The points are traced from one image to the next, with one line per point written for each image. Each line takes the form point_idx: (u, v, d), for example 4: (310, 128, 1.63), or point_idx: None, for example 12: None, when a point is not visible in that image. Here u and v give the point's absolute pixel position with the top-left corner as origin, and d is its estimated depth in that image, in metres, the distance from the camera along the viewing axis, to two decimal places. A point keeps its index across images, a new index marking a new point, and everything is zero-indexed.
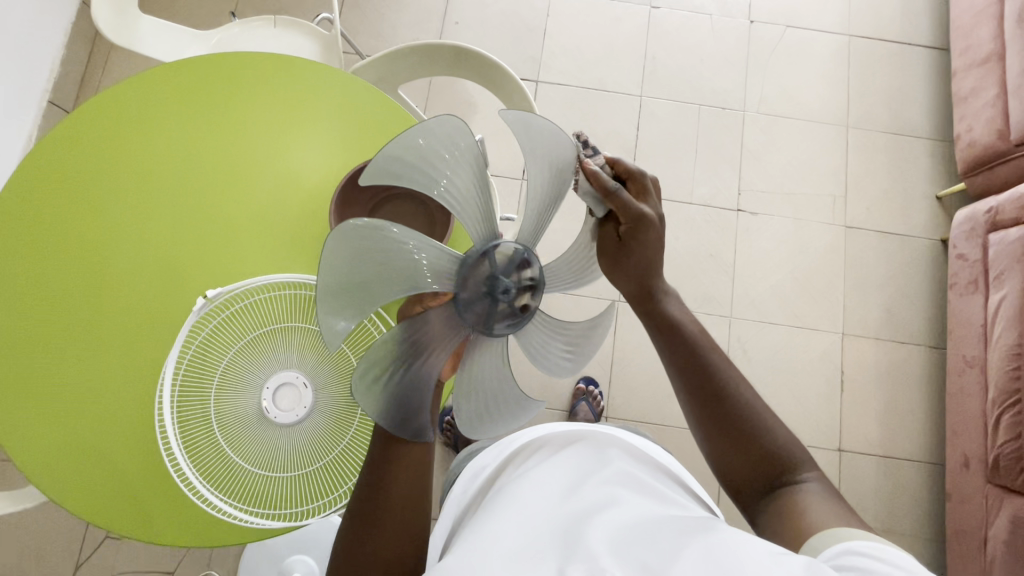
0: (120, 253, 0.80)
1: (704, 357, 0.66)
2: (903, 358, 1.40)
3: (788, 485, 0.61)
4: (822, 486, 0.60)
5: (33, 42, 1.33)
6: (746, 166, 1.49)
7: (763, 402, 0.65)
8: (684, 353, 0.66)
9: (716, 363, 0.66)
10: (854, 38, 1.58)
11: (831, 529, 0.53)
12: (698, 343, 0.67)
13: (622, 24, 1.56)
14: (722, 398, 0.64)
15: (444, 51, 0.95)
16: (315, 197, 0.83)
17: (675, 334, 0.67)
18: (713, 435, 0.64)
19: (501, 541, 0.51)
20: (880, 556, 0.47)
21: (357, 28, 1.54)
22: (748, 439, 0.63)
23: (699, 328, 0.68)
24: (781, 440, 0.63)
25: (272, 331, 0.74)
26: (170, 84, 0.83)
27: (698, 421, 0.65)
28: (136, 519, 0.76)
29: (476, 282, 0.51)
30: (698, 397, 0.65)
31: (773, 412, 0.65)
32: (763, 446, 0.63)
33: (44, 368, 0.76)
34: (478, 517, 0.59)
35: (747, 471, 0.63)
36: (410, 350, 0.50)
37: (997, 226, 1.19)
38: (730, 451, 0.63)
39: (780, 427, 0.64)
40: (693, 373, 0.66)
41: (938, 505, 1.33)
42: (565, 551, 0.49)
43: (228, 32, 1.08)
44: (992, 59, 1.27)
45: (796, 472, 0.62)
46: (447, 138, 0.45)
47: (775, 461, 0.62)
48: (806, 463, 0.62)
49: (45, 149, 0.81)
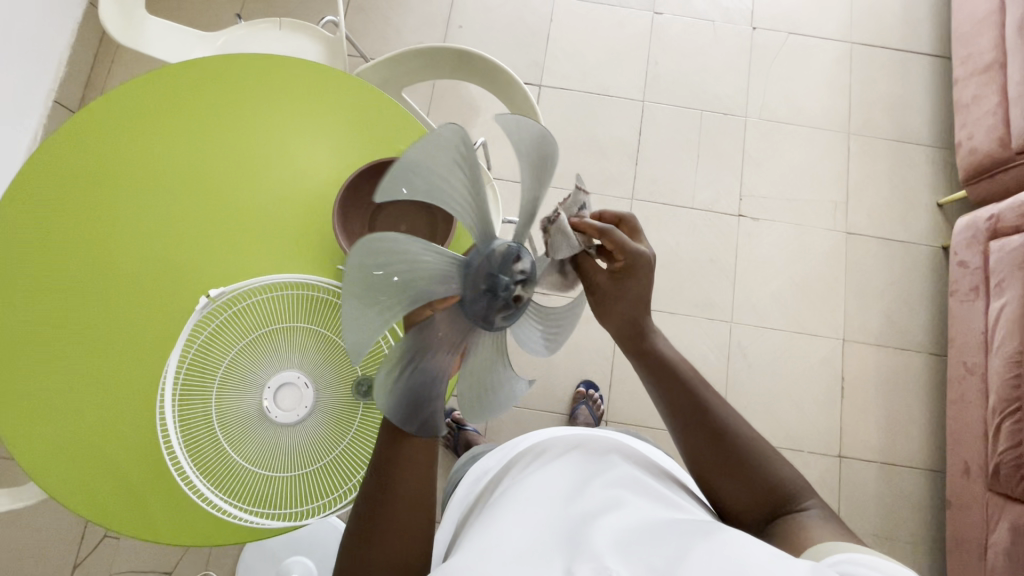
0: (124, 251, 0.80)
1: (702, 398, 0.66)
2: (903, 364, 1.40)
3: (789, 514, 0.60)
4: (824, 515, 0.60)
5: (39, 41, 1.34)
6: (748, 172, 1.50)
7: (762, 439, 0.65)
8: (682, 393, 0.66)
9: (711, 402, 0.66)
10: (856, 45, 1.59)
11: (828, 542, 0.54)
12: (694, 384, 0.67)
13: (624, 29, 1.57)
14: (723, 435, 0.64)
15: (447, 55, 0.95)
16: (319, 197, 0.83)
17: (669, 377, 0.67)
18: (714, 470, 0.63)
19: (505, 546, 0.51)
20: (878, 567, 0.48)
21: (361, 31, 1.55)
22: (751, 472, 0.62)
23: (694, 370, 0.68)
24: (781, 472, 0.63)
25: (274, 331, 0.75)
26: (176, 85, 0.84)
27: (695, 457, 0.65)
28: (136, 518, 0.76)
29: (478, 283, 0.47)
30: (698, 434, 0.64)
31: (775, 451, 0.64)
32: (765, 479, 0.62)
33: (47, 364, 0.77)
34: (482, 519, 0.59)
35: (748, 505, 0.62)
36: (422, 357, 0.46)
37: (998, 233, 1.19)
38: (733, 482, 0.62)
39: (782, 463, 0.64)
40: (691, 410, 0.65)
41: (938, 512, 1.33)
42: (569, 552, 0.49)
43: (233, 33, 1.09)
44: (993, 68, 1.27)
45: (796, 501, 0.61)
46: (448, 153, 0.43)
47: (776, 493, 0.62)
48: (805, 492, 0.62)
49: (50, 149, 0.82)
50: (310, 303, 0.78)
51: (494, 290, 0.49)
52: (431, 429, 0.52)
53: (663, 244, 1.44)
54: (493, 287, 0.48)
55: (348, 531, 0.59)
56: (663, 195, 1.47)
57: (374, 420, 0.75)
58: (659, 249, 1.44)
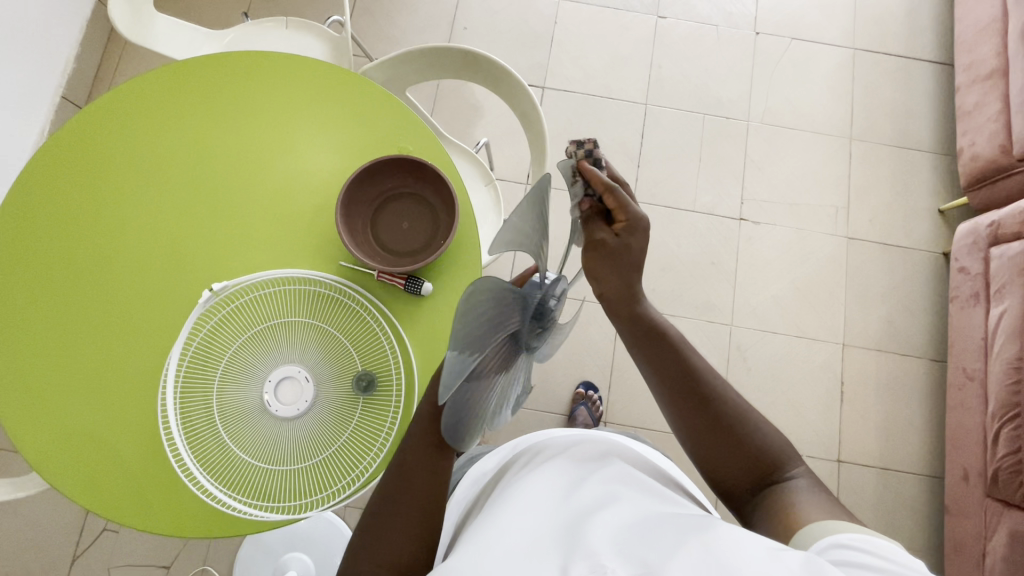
0: (130, 243, 0.81)
1: (692, 364, 0.66)
2: (903, 370, 1.40)
3: (778, 481, 0.62)
4: (809, 480, 0.62)
5: (48, 37, 1.36)
6: (750, 176, 1.50)
7: (749, 404, 0.66)
8: (671, 362, 0.66)
9: (702, 367, 0.66)
10: (859, 51, 1.59)
11: (813, 525, 0.55)
12: (683, 352, 0.66)
13: (628, 33, 1.58)
14: (711, 403, 0.65)
15: (451, 54, 0.96)
16: (323, 192, 0.83)
17: (660, 344, 0.66)
18: (703, 442, 0.65)
19: (503, 546, 0.52)
20: (872, 550, 0.48)
21: (367, 32, 1.57)
22: (738, 440, 0.64)
23: (680, 335, 0.67)
24: (766, 438, 0.64)
25: (275, 326, 0.77)
26: (183, 82, 0.85)
27: (685, 424, 0.65)
28: (134, 509, 0.75)
29: (532, 310, 0.49)
30: (688, 406, 0.65)
31: (759, 413, 0.66)
32: (753, 447, 0.64)
33: (49, 358, 0.78)
34: (480, 517, 0.59)
35: (737, 474, 0.64)
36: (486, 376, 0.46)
37: (998, 240, 1.20)
38: (720, 451, 0.64)
39: (766, 426, 0.66)
40: (681, 381, 0.65)
41: (937, 518, 1.32)
42: (567, 548, 0.50)
43: (240, 31, 1.10)
44: (995, 75, 1.28)
45: (783, 468, 0.63)
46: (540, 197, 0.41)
47: (765, 460, 0.63)
48: (790, 457, 0.64)
49: (59, 143, 0.83)
50: (310, 299, 0.78)
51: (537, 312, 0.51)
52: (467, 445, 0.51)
53: (664, 246, 1.45)
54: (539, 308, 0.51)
55: (356, 532, 0.62)
56: (664, 198, 1.48)
57: (374, 414, 0.76)
58: (659, 252, 1.45)
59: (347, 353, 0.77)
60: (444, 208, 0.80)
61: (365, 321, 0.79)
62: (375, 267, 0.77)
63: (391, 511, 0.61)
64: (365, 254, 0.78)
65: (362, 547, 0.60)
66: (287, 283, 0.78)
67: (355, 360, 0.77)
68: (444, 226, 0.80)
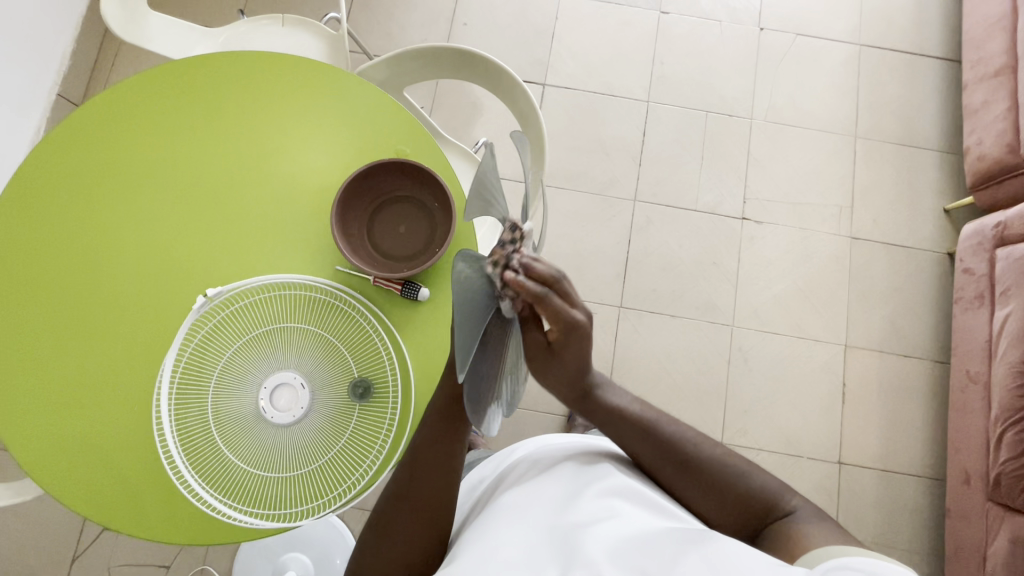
0: (123, 248, 0.80)
1: (659, 435, 0.67)
2: (905, 371, 1.39)
3: (776, 521, 0.62)
4: (809, 509, 0.62)
5: (43, 35, 1.35)
6: (753, 175, 1.48)
7: (730, 451, 0.66)
8: (640, 432, 0.67)
9: (671, 430, 0.67)
10: (865, 47, 1.57)
11: (818, 549, 0.54)
12: (644, 421, 0.68)
13: (630, 28, 1.56)
14: (690, 463, 0.65)
15: (449, 54, 0.94)
16: (317, 195, 0.82)
17: (624, 421, 0.68)
18: (689, 494, 0.64)
19: (501, 561, 0.51)
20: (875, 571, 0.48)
21: (365, 28, 1.55)
22: (727, 487, 0.63)
23: (641, 406, 0.70)
24: (756, 479, 0.64)
25: (271, 332, 0.76)
26: (175, 82, 0.84)
27: (670, 485, 0.65)
28: (131, 515, 0.75)
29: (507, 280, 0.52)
30: (666, 469, 0.66)
31: (742, 457, 0.66)
32: (745, 488, 0.63)
33: (42, 362, 0.77)
34: (475, 531, 0.58)
35: (735, 518, 0.63)
36: (485, 352, 0.49)
37: (1005, 241, 1.18)
38: (713, 500, 0.63)
39: (752, 465, 0.66)
40: (651, 449, 0.66)
41: (938, 520, 1.32)
42: (564, 562, 0.50)
43: (235, 29, 1.08)
44: (1004, 72, 1.26)
45: (779, 506, 0.63)
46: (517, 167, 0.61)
47: (760, 498, 0.63)
48: (785, 492, 0.64)
49: (51, 145, 0.82)
50: (306, 303, 0.78)
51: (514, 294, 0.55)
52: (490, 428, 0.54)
53: (665, 246, 1.44)
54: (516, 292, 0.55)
55: (367, 533, 0.67)
56: (665, 197, 1.46)
57: (371, 421, 0.75)
58: (660, 251, 1.44)
59: (344, 359, 0.76)
60: (438, 212, 0.79)
61: (362, 327, 0.78)
62: (371, 273, 0.76)
63: (399, 513, 0.65)
64: (360, 260, 0.77)
65: (375, 548, 0.65)
66: (284, 288, 0.77)
67: (352, 366, 0.76)
68: (440, 230, 0.79)
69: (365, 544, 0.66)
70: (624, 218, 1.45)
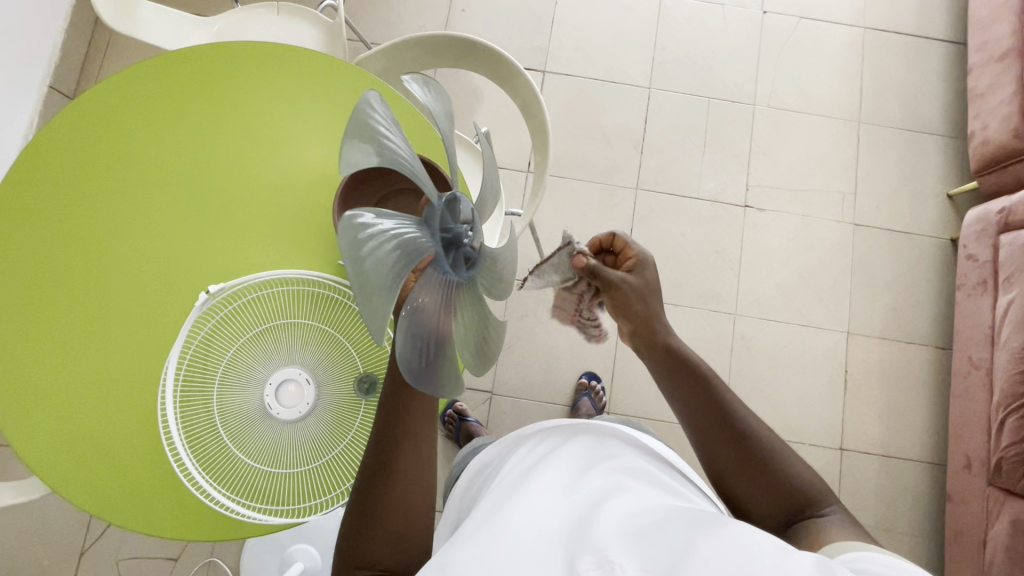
0: (123, 247, 0.79)
1: (722, 400, 0.65)
2: (907, 357, 1.40)
3: (806, 519, 0.59)
4: (845, 518, 0.59)
5: (36, 28, 1.32)
6: (756, 161, 1.47)
7: (786, 443, 0.63)
8: (697, 392, 0.65)
9: (731, 405, 0.65)
10: (869, 30, 1.55)
11: (840, 541, 0.53)
12: (709, 381, 0.66)
13: (632, 13, 1.53)
14: (744, 441, 0.62)
15: (450, 43, 0.92)
16: (319, 189, 0.82)
17: (688, 375, 0.67)
18: (730, 471, 0.62)
19: (511, 537, 0.50)
20: (892, 565, 0.47)
21: (361, 15, 1.52)
22: (770, 476, 0.61)
23: (711, 369, 0.67)
24: (801, 475, 0.62)
25: (275, 327, 0.75)
26: (170, 74, 0.81)
27: (714, 453, 0.63)
28: (139, 512, 0.76)
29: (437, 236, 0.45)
30: (718, 440, 0.63)
31: (796, 454, 0.63)
32: (787, 484, 0.61)
33: (45, 363, 0.76)
34: (484, 503, 0.57)
35: (769, 507, 0.61)
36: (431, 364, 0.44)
37: (1009, 227, 1.18)
38: (752, 485, 0.62)
39: (802, 464, 0.63)
40: (710, 418, 0.64)
41: (937, 503, 1.34)
42: (576, 544, 0.49)
43: (229, 18, 1.06)
44: (1010, 56, 1.24)
45: (815, 506, 0.60)
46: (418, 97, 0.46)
47: (797, 496, 0.61)
48: (823, 495, 0.61)
49: (43, 137, 0.80)
50: (310, 297, 0.77)
51: (446, 242, 0.46)
52: (495, 358, 0.49)
53: (668, 233, 1.43)
54: (448, 238, 0.46)
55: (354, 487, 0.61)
56: (668, 185, 1.46)
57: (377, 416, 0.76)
58: (662, 239, 1.43)
59: (349, 355, 0.76)
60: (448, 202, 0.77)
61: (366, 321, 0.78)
62: None
63: (386, 497, 0.59)
64: None
65: (377, 497, 0.59)
66: (287, 282, 0.76)
67: (358, 363, 0.76)
68: None
69: (353, 524, 0.59)
70: (627, 207, 1.44)
